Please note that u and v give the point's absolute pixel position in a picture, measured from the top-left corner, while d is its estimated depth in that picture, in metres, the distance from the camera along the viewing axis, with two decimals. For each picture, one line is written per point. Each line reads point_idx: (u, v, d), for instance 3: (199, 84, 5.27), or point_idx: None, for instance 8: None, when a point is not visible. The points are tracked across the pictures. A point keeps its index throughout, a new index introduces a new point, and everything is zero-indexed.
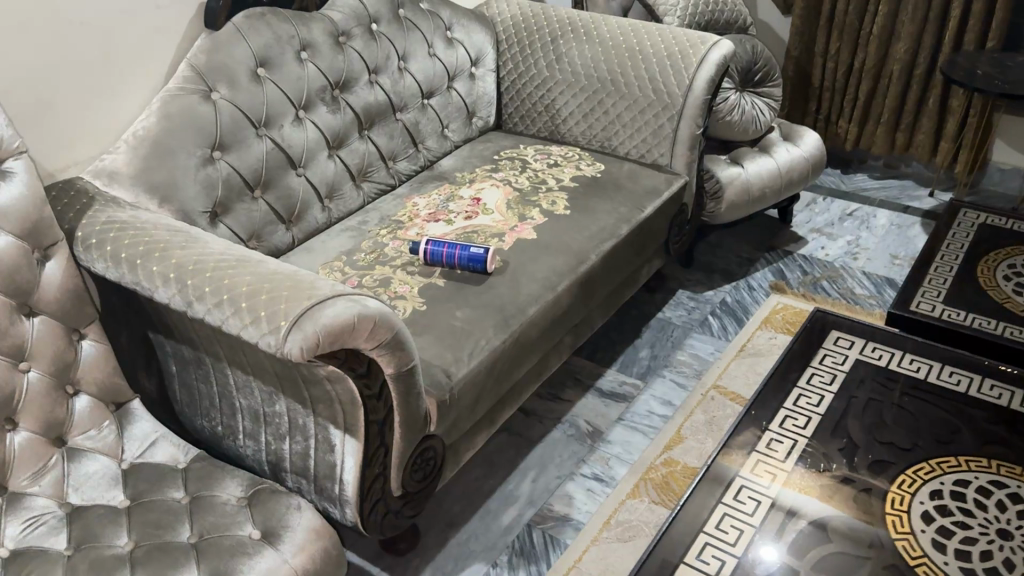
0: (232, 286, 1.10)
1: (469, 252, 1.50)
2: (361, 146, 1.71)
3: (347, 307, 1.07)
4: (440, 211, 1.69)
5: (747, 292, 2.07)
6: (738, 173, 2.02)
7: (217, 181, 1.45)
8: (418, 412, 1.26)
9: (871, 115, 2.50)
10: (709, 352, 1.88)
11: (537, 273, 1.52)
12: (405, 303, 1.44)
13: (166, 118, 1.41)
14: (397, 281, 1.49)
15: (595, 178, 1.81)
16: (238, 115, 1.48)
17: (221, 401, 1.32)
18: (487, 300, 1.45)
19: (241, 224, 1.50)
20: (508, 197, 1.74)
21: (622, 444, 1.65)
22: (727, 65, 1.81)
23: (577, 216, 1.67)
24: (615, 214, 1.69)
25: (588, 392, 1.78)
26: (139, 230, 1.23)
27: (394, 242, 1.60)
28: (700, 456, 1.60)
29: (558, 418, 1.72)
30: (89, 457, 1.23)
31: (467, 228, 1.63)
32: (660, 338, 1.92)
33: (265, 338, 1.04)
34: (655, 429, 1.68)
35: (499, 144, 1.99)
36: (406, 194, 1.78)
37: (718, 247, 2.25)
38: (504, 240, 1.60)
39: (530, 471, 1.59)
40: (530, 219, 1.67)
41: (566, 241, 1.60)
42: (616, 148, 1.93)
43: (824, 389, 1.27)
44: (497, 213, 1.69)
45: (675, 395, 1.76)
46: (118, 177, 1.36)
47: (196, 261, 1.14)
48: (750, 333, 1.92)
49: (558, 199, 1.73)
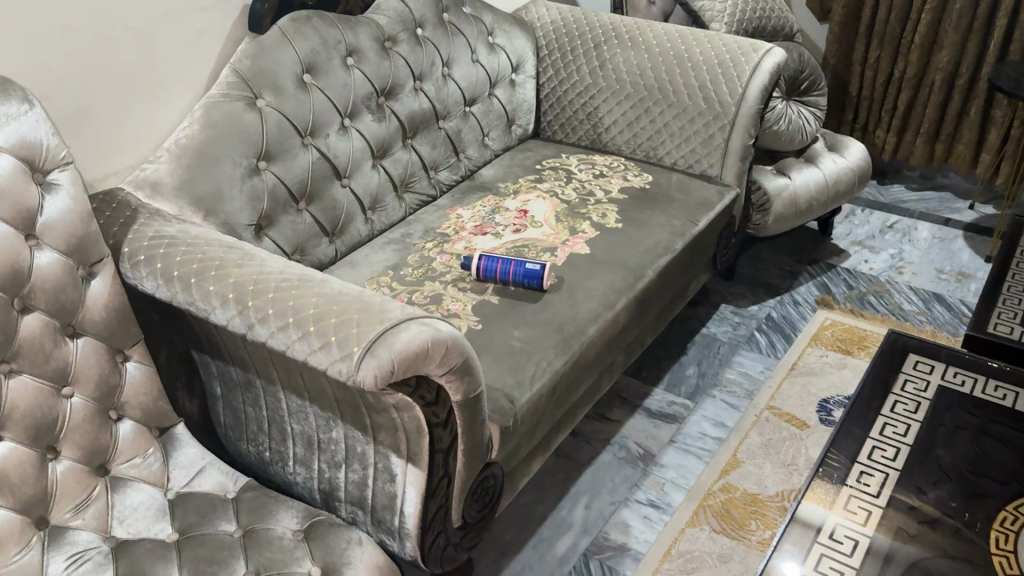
0: (297, 309, 1.03)
1: (524, 268, 1.42)
2: (404, 155, 1.64)
3: (420, 331, 1.00)
4: (487, 223, 1.62)
5: (793, 307, 2.01)
6: (784, 185, 1.96)
7: (263, 192, 1.39)
8: (482, 440, 1.19)
9: (910, 124, 2.45)
10: (759, 370, 1.82)
11: (595, 290, 1.45)
12: (458, 320, 1.37)
13: (210, 126, 1.35)
14: (449, 298, 1.42)
15: (644, 189, 1.74)
16: (285, 124, 1.42)
17: (270, 426, 1.25)
18: (546, 319, 1.38)
19: (286, 237, 1.43)
20: (556, 208, 1.66)
21: (676, 469, 1.58)
22: (780, 74, 1.76)
23: (630, 230, 1.60)
24: (668, 228, 1.62)
25: (636, 412, 1.72)
26: (190, 246, 1.16)
27: (442, 256, 1.53)
28: (760, 482, 1.54)
29: (607, 440, 1.65)
30: (133, 486, 1.16)
31: (517, 242, 1.55)
32: (706, 356, 1.86)
33: (335, 365, 0.98)
34: (709, 453, 1.61)
35: (539, 153, 1.92)
36: (448, 205, 1.71)
37: (758, 261, 2.19)
38: (557, 255, 1.52)
39: (582, 496, 1.53)
40: (583, 232, 1.59)
41: (621, 256, 1.53)
42: (663, 158, 1.87)
43: (909, 418, 1.21)
44: (546, 225, 1.61)
45: (728, 416, 1.69)
46: (161, 189, 1.30)
47: (256, 280, 1.08)
48: (800, 351, 1.86)
49: (608, 212, 1.65)
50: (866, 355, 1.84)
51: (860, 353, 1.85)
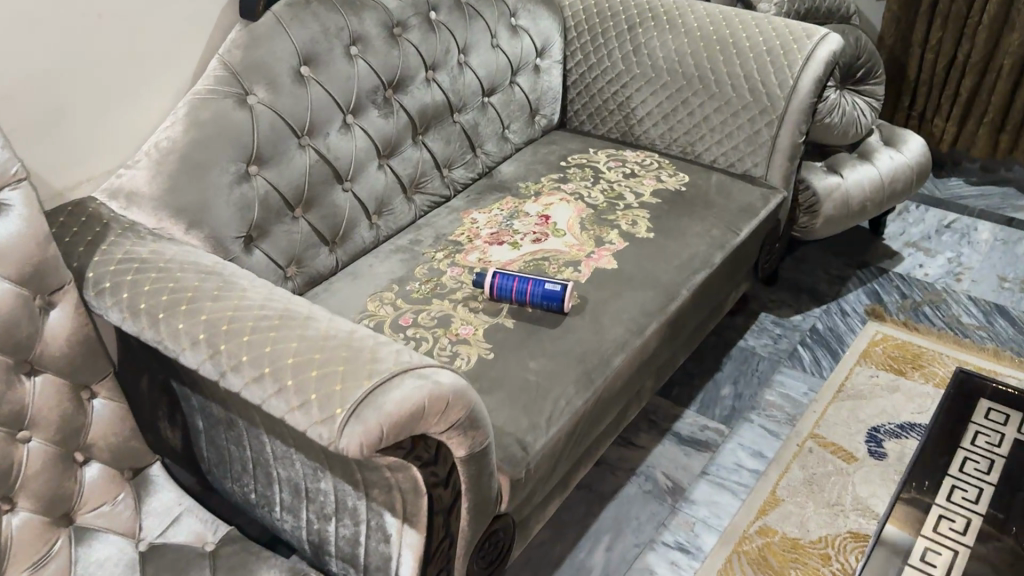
0: (275, 356, 0.89)
1: (543, 288, 1.27)
2: (414, 153, 1.49)
3: (416, 387, 0.86)
4: (504, 231, 1.46)
5: (840, 318, 1.85)
6: (835, 185, 1.78)
7: (254, 201, 1.25)
8: (490, 494, 1.05)
9: (973, 113, 2.24)
10: (802, 392, 1.66)
11: (622, 312, 1.29)
12: (467, 347, 1.22)
13: (195, 126, 1.20)
14: (459, 321, 1.27)
15: (680, 192, 1.57)
16: (279, 123, 1.27)
17: (256, 468, 1.12)
18: (567, 349, 1.22)
19: (279, 249, 1.29)
20: (582, 214, 1.50)
21: (708, 506, 1.44)
22: (836, 63, 1.57)
23: (664, 240, 1.44)
24: (706, 237, 1.45)
25: (665, 437, 1.57)
26: (161, 271, 1.02)
27: (453, 268, 1.38)
28: (801, 525, 1.40)
29: (632, 470, 1.51)
30: (99, 538, 1.04)
31: (536, 254, 1.40)
32: (744, 373, 1.70)
33: (314, 428, 0.84)
34: (745, 488, 1.47)
35: (565, 146, 1.75)
36: (462, 207, 1.55)
37: (802, 263, 2.01)
38: (581, 271, 1.36)
39: (603, 537, 1.39)
40: (611, 243, 1.43)
41: (653, 272, 1.37)
42: (701, 155, 1.69)
43: (980, 480, 1.07)
44: (569, 234, 1.45)
45: (767, 446, 1.55)
46: (138, 199, 1.16)
47: (231, 317, 0.94)
48: (847, 371, 1.70)
49: (639, 218, 1.49)
50: (921, 377, 1.68)
51: (913, 374, 1.69)
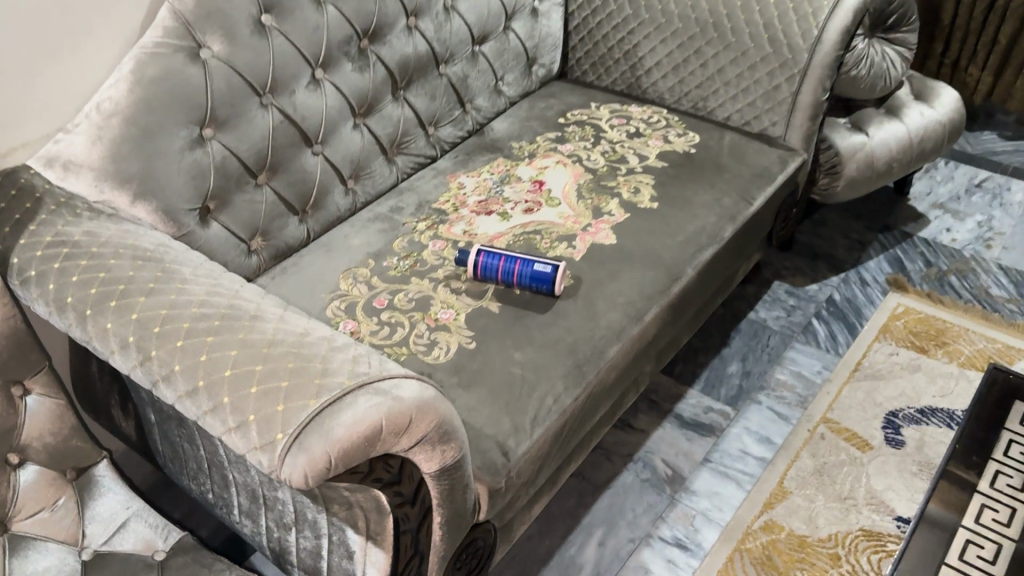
0: (212, 368, 0.77)
1: (531, 270, 1.14)
2: (395, 111, 1.35)
3: (371, 407, 0.75)
4: (492, 198, 1.33)
5: (859, 288, 1.72)
6: (860, 144, 1.63)
7: (209, 168, 1.12)
8: (466, 507, 0.94)
9: (1012, 62, 2.06)
10: (815, 370, 1.54)
11: (619, 295, 1.17)
12: (446, 335, 1.11)
13: (142, 85, 1.05)
14: (438, 304, 1.15)
15: (689, 154, 1.43)
16: (237, 81, 1.12)
17: (211, 468, 1.02)
18: (556, 338, 1.11)
19: (239, 221, 1.17)
20: (579, 180, 1.36)
21: (710, 497, 1.34)
22: (866, 10, 1.40)
23: (668, 211, 1.31)
24: (716, 207, 1.32)
25: (665, 420, 1.46)
26: (93, 258, 0.90)
27: (435, 242, 1.26)
28: (810, 521, 1.30)
29: (629, 455, 1.41)
30: (37, 548, 0.94)
31: (527, 227, 1.27)
32: (753, 349, 1.59)
33: (253, 454, 0.73)
34: (750, 478, 1.37)
35: (564, 99, 1.60)
36: (448, 169, 1.42)
37: (819, 226, 1.88)
38: (576, 247, 1.23)
39: (596, 530, 1.30)
40: (611, 215, 1.29)
41: (655, 248, 1.24)
42: (713, 111, 1.54)
43: (1013, 499, 1.00)
44: (565, 203, 1.31)
45: (776, 431, 1.44)
46: (76, 167, 1.02)
47: (165, 318, 0.82)
48: (865, 349, 1.58)
49: (642, 185, 1.35)
50: (944, 356, 1.56)
51: (936, 352, 1.57)
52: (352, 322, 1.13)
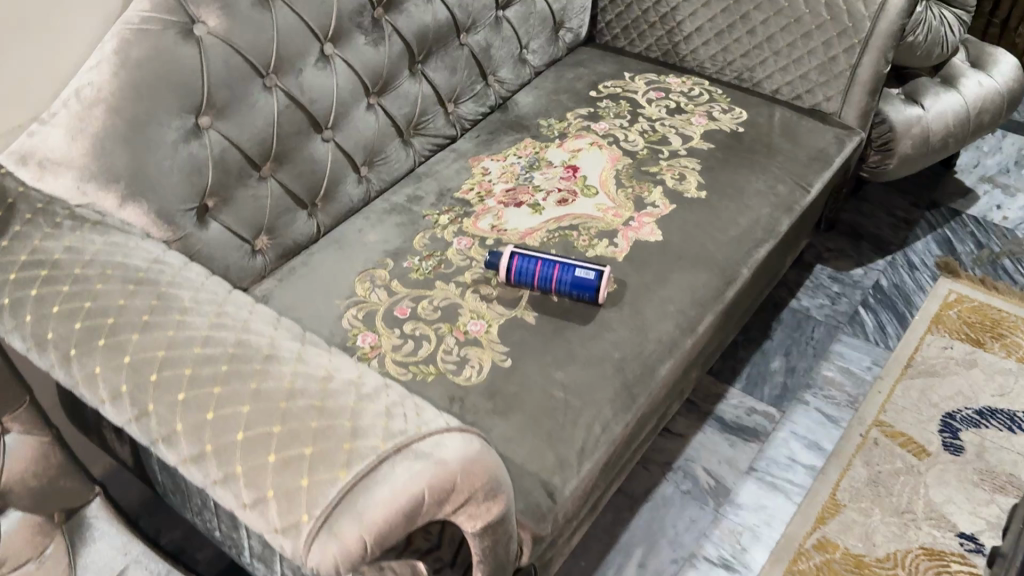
0: (222, 428, 0.65)
1: (572, 276, 1.02)
2: (412, 89, 1.21)
3: (411, 476, 0.63)
4: (522, 187, 1.20)
5: (906, 273, 1.60)
6: (916, 118, 1.49)
7: (207, 161, 0.98)
8: (511, 559, 0.83)
9: None
10: (864, 366, 1.43)
11: (669, 303, 1.05)
12: (478, 351, 0.99)
13: (128, 69, 0.90)
14: (467, 314, 1.03)
15: (736, 134, 1.29)
16: (236, 61, 0.98)
17: (218, 508, 0.90)
18: (602, 355, 0.99)
19: (243, 219, 1.04)
20: (617, 165, 1.23)
21: (757, 511, 1.24)
22: None
23: (718, 202, 1.18)
24: (770, 197, 1.19)
25: (705, 423, 1.36)
26: (77, 283, 0.77)
27: (460, 238, 1.13)
28: (866, 539, 1.20)
29: (668, 464, 1.30)
30: None
31: (562, 221, 1.14)
32: (797, 342, 1.47)
33: (274, 536, 0.61)
34: (800, 489, 1.27)
35: (595, 69, 1.46)
36: (470, 151, 1.28)
37: (861, 202, 1.75)
38: (619, 246, 1.10)
39: (635, 550, 1.20)
40: (655, 206, 1.16)
41: (706, 247, 1.12)
42: (760, 84, 1.40)
43: None
44: (603, 193, 1.18)
45: (825, 436, 1.33)
46: (54, 166, 0.88)
47: (163, 361, 0.70)
48: (918, 342, 1.47)
49: (687, 171, 1.22)
50: (1002, 349, 1.45)
51: (993, 345, 1.46)
52: (372, 335, 1.01)
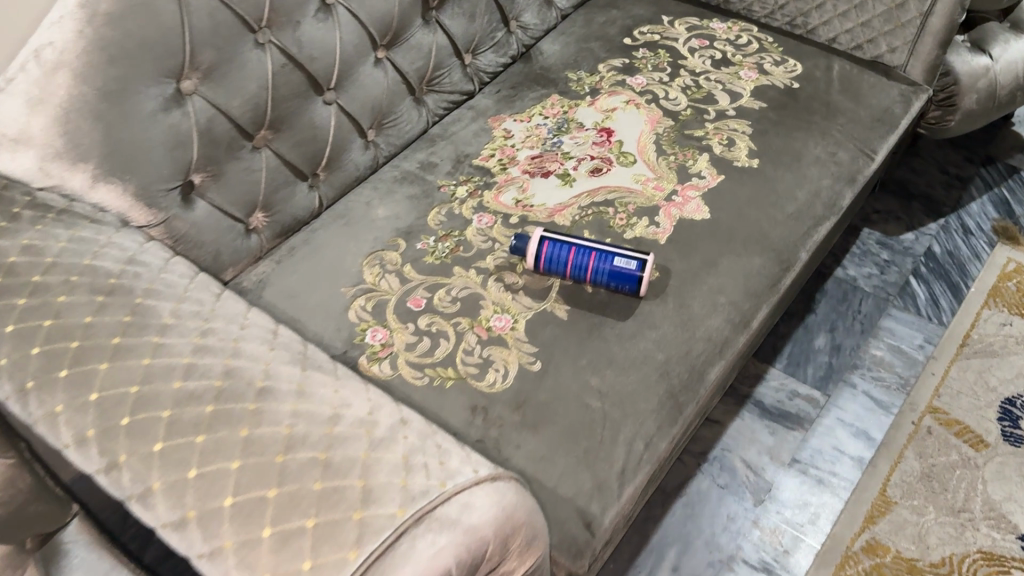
0: (208, 491, 0.54)
1: (610, 266, 0.89)
2: (426, 40, 1.06)
3: (436, 553, 0.51)
4: (549, 153, 1.06)
5: (961, 239, 1.47)
6: (984, 70, 1.33)
7: (191, 133, 0.85)
8: None
9: None
10: (916, 345, 1.32)
11: (719, 294, 0.92)
12: (503, 352, 0.87)
13: (98, 26, 0.76)
14: (490, 306, 0.91)
15: (791, 91, 1.14)
16: (223, 15, 0.84)
17: None
18: (644, 357, 0.87)
19: (234, 196, 0.91)
20: (657, 128, 1.09)
21: (801, 509, 1.14)
22: None
23: (771, 173, 1.04)
24: (830, 166, 1.05)
25: (743, 408, 1.25)
26: (35, 294, 0.64)
27: (481, 215, 1.00)
28: (919, 541, 1.11)
29: (702, 454, 1.20)
30: None
31: (596, 195, 1.00)
32: (842, 317, 1.36)
33: None
34: (847, 484, 1.17)
35: (629, 11, 1.30)
36: (490, 109, 1.14)
37: (911, 158, 1.61)
38: (661, 226, 0.98)
39: (668, 552, 1.11)
40: (701, 178, 1.03)
41: (759, 226, 0.99)
42: (815, 31, 1.24)
43: None
44: (642, 161, 1.04)
45: (875, 424, 1.23)
46: (11, 142, 0.76)
47: (137, 401, 0.58)
48: (974, 318, 1.35)
49: (736, 135, 1.08)
50: None
51: None
52: (383, 331, 0.89)
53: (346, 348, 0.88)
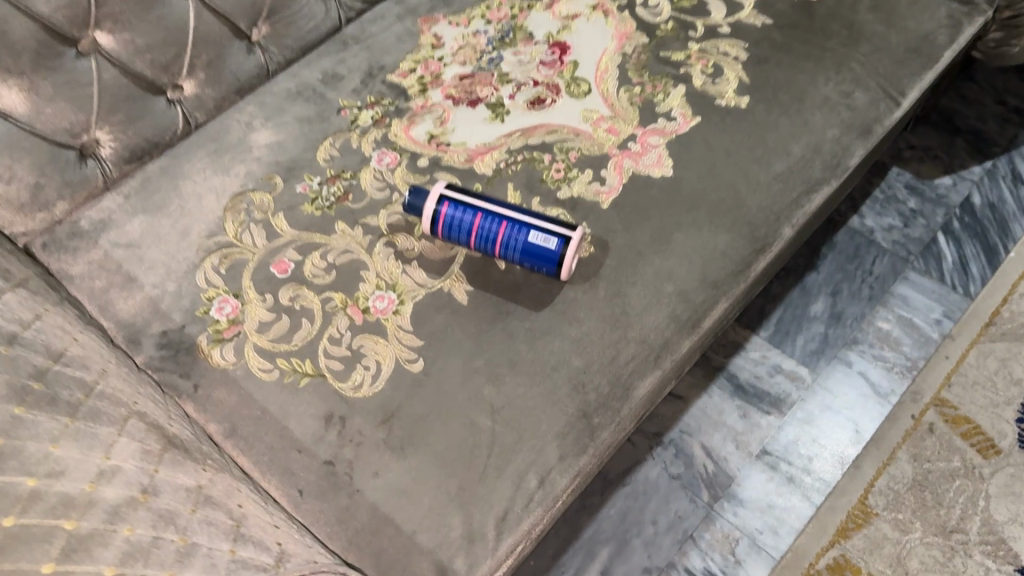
0: None
1: (524, 240, 0.69)
2: None
3: None
4: (483, 73, 0.84)
5: (1008, 188, 1.22)
6: None
7: None
8: None
9: None
10: (932, 319, 1.11)
11: (666, 281, 0.72)
12: (377, 345, 0.68)
13: None
14: (371, 279, 0.72)
15: (807, 4, 0.89)
16: None
17: None
18: (557, 362, 0.68)
19: (54, 116, 0.71)
20: (626, 46, 0.85)
21: (764, 513, 0.97)
22: None
23: (762, 117, 0.81)
24: (841, 112, 0.82)
25: (712, 383, 1.07)
26: None
27: (383, 151, 0.79)
28: (896, 564, 0.94)
29: (657, 436, 1.03)
30: None
31: (532, 135, 0.79)
32: (849, 277, 1.14)
33: None
34: (822, 485, 0.99)
35: None
36: (422, 7, 0.91)
37: (963, 82, 1.33)
38: (607, 183, 0.76)
39: (600, 551, 0.95)
40: (670, 120, 0.80)
41: (734, 190, 0.77)
42: None
43: None
44: (598, 92, 0.82)
45: (866, 415, 1.04)
46: None
47: None
48: (1007, 292, 1.13)
49: (725, 61, 0.84)
50: None
51: None
52: (234, 302, 0.71)
53: (185, 323, 0.71)
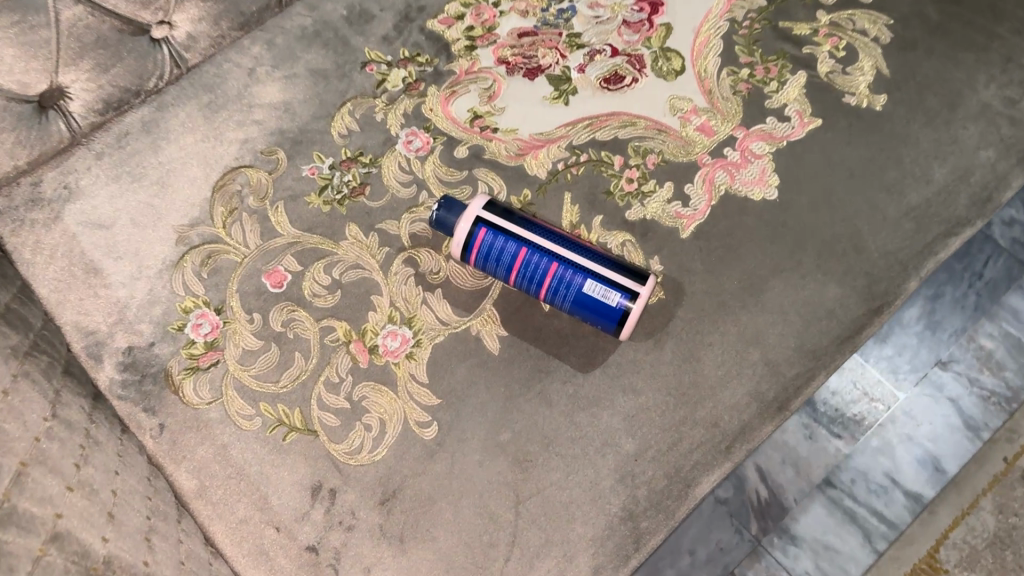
0: None
1: (576, 291, 0.54)
2: None
3: None
4: (549, 32, 0.66)
5: None
6: None
7: None
8: None
9: None
10: None
11: (752, 345, 0.57)
12: (383, 400, 0.55)
13: None
14: (383, 308, 0.58)
15: None
16: None
17: None
18: (603, 444, 0.55)
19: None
20: (735, 8, 0.66)
21: (817, 556, 0.80)
22: None
23: (900, 127, 0.63)
24: (1003, 124, 0.63)
25: None
26: None
27: (413, 129, 0.63)
28: None
29: None
30: None
31: (602, 128, 0.62)
32: None
33: None
34: (887, 530, 0.81)
35: None
36: None
37: None
38: (691, 204, 0.60)
39: None
40: (782, 119, 0.63)
41: (853, 226, 0.60)
42: None
43: None
44: (692, 72, 0.64)
45: (950, 455, 0.83)
46: None
47: None
48: None
49: (861, 42, 0.65)
50: None
51: None
52: (214, 320, 0.58)
53: (154, 340, 0.58)
